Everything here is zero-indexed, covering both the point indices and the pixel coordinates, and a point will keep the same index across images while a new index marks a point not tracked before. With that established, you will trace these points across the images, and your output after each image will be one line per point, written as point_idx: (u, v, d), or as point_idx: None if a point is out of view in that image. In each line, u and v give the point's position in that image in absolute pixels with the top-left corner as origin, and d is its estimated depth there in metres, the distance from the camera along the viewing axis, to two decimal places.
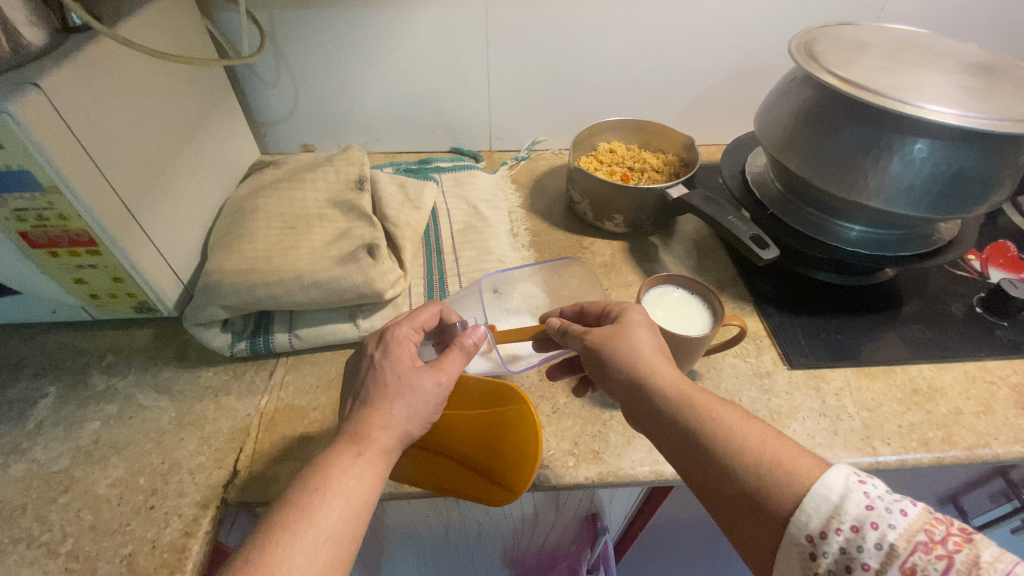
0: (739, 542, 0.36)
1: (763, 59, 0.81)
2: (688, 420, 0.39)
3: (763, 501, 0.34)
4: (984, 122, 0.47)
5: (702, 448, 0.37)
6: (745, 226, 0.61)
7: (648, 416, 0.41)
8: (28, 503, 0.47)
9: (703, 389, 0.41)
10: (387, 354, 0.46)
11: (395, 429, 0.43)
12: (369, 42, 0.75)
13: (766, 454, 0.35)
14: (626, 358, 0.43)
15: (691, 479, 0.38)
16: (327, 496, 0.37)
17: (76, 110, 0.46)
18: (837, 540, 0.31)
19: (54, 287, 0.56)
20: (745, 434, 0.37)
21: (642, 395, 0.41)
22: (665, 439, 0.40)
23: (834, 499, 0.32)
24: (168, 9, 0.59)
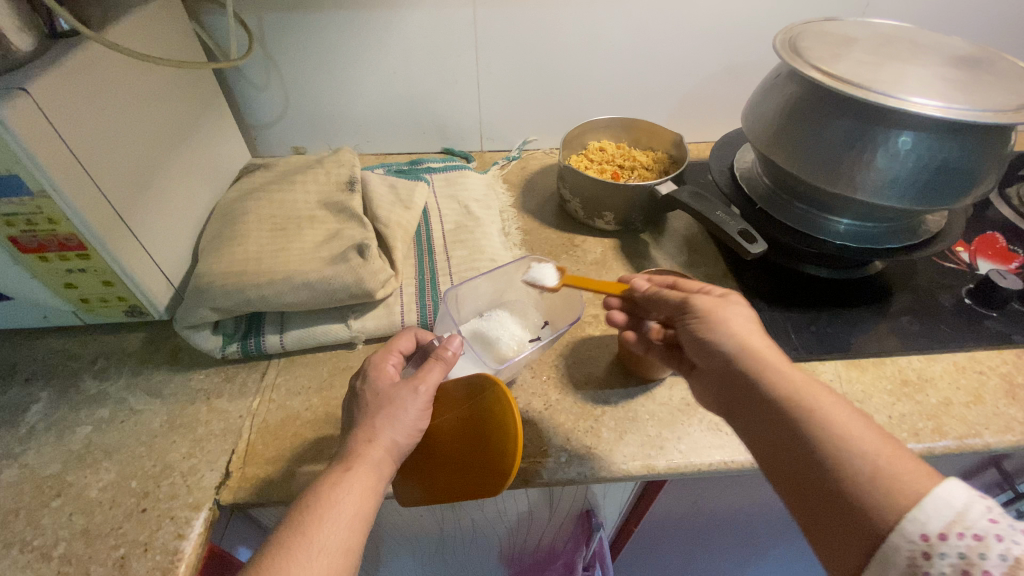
0: (821, 536, 0.34)
1: (750, 57, 0.82)
2: (792, 409, 0.36)
3: (872, 498, 0.32)
4: (965, 113, 0.47)
5: (803, 442, 0.35)
6: (733, 221, 0.61)
7: (743, 399, 0.39)
8: (20, 507, 0.47)
9: (814, 382, 0.38)
10: (366, 379, 0.47)
11: (382, 442, 0.42)
12: (358, 45, 0.75)
13: (882, 455, 0.33)
14: (734, 336, 0.41)
15: (784, 463, 0.36)
16: (323, 513, 0.38)
17: (65, 115, 0.46)
18: (957, 545, 0.29)
19: (45, 292, 0.56)
20: (861, 432, 0.34)
21: (741, 377, 0.39)
22: (758, 424, 0.38)
23: (958, 506, 0.30)
24: (155, 14, 0.60)
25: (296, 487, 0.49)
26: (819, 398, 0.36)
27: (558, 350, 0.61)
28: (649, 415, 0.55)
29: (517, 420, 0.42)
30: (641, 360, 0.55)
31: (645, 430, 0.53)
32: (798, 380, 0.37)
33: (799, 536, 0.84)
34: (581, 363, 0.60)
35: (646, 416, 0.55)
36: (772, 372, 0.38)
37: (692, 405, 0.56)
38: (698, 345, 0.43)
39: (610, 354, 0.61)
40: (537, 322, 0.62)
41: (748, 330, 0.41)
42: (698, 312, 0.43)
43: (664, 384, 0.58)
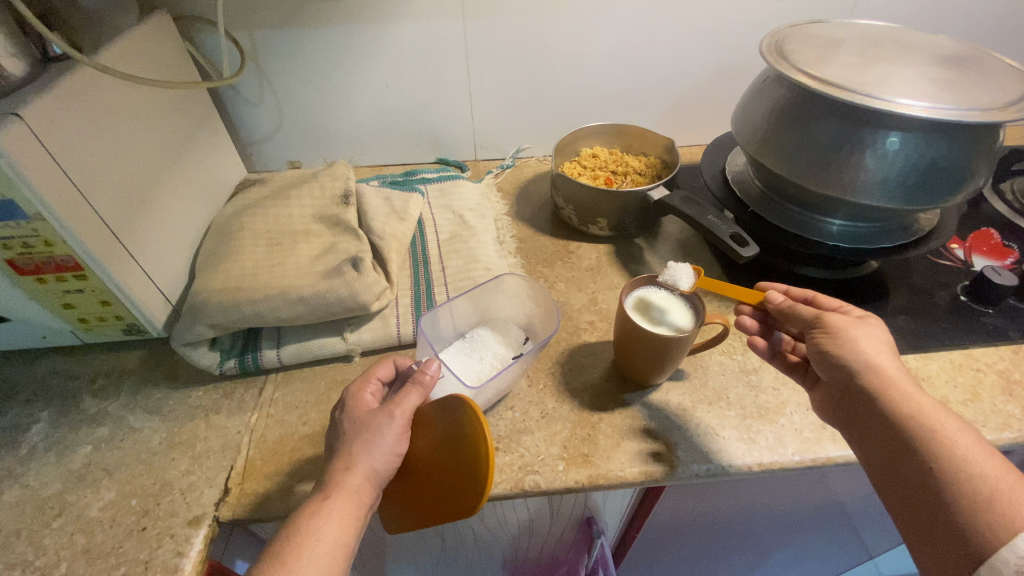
0: (924, 547, 0.35)
1: (740, 60, 0.82)
2: (913, 426, 0.37)
3: (984, 516, 0.33)
4: (951, 113, 0.48)
5: (918, 459, 0.36)
6: (724, 224, 0.62)
7: (859, 412, 0.41)
8: (21, 529, 0.47)
9: (941, 408, 0.38)
10: (344, 409, 0.48)
11: (360, 469, 0.43)
12: (349, 60, 0.76)
13: (1001, 481, 0.33)
14: (862, 355, 0.41)
15: (894, 474, 0.38)
16: (302, 542, 0.38)
17: (59, 139, 0.46)
18: None
19: (43, 313, 0.57)
20: (979, 457, 0.35)
21: (860, 393, 0.40)
22: (872, 437, 0.40)
23: None
24: (147, 34, 0.60)
25: (295, 502, 0.49)
26: (944, 422, 0.37)
27: (553, 358, 0.61)
28: (646, 421, 0.55)
29: (485, 435, 0.41)
30: (635, 367, 0.55)
31: (642, 436, 0.54)
32: (923, 401, 0.38)
33: (805, 538, 0.83)
34: (577, 370, 0.60)
35: (643, 422, 0.55)
36: (894, 390, 0.39)
37: (688, 409, 0.56)
38: (821, 359, 0.44)
39: (606, 361, 0.61)
40: (519, 338, 0.60)
41: (880, 350, 0.42)
42: (824, 324, 0.44)
43: (661, 390, 0.58)
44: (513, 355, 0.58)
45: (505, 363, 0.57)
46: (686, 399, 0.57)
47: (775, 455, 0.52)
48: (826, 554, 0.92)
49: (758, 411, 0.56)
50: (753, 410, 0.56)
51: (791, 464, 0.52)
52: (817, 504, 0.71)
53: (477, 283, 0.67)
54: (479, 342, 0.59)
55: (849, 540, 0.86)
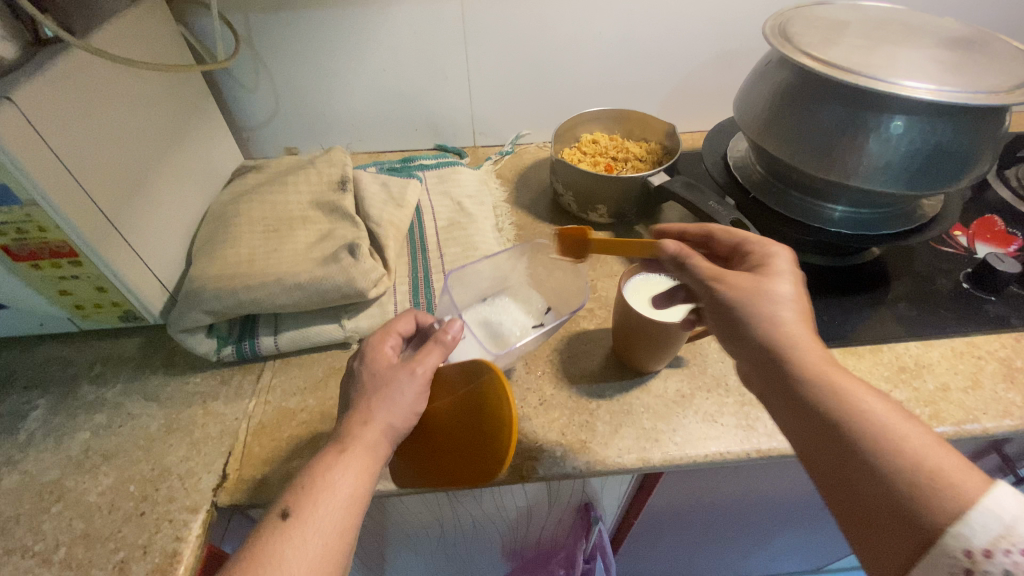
0: (861, 536, 0.33)
1: (743, 44, 0.81)
2: (834, 406, 0.35)
3: (916, 501, 0.31)
4: (958, 96, 0.47)
5: (847, 446, 0.34)
6: (725, 211, 0.61)
7: (780, 393, 0.38)
8: (21, 514, 0.47)
9: (854, 377, 0.37)
10: (363, 360, 0.47)
11: (377, 425, 0.43)
12: (345, 45, 0.75)
13: (926, 458, 0.32)
14: (773, 325, 0.39)
15: (820, 460, 0.35)
16: (318, 495, 0.39)
17: (50, 122, 0.46)
18: (1003, 561, 0.28)
19: (40, 300, 0.57)
20: (902, 432, 0.33)
21: (782, 374, 0.38)
22: (797, 421, 0.37)
23: (1010, 519, 0.29)
24: (141, 18, 0.59)
25: None
26: (862, 398, 0.35)
27: (552, 345, 0.61)
28: (644, 408, 0.55)
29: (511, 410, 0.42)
30: (633, 352, 0.55)
31: (639, 423, 0.53)
32: (837, 375, 0.36)
33: (803, 525, 0.84)
34: (576, 357, 0.60)
35: (641, 409, 0.55)
36: (812, 367, 0.37)
37: (687, 396, 0.56)
38: (734, 333, 0.41)
39: (605, 349, 0.60)
40: (541, 307, 0.61)
41: (791, 319, 0.39)
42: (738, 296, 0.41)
43: (659, 376, 0.58)
44: (535, 322, 0.58)
45: (526, 331, 0.57)
46: (684, 386, 0.57)
47: (773, 442, 0.52)
48: (823, 541, 0.93)
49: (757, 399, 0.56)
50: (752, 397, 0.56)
51: (789, 452, 0.52)
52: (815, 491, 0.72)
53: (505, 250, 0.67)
54: (502, 309, 0.59)
55: None
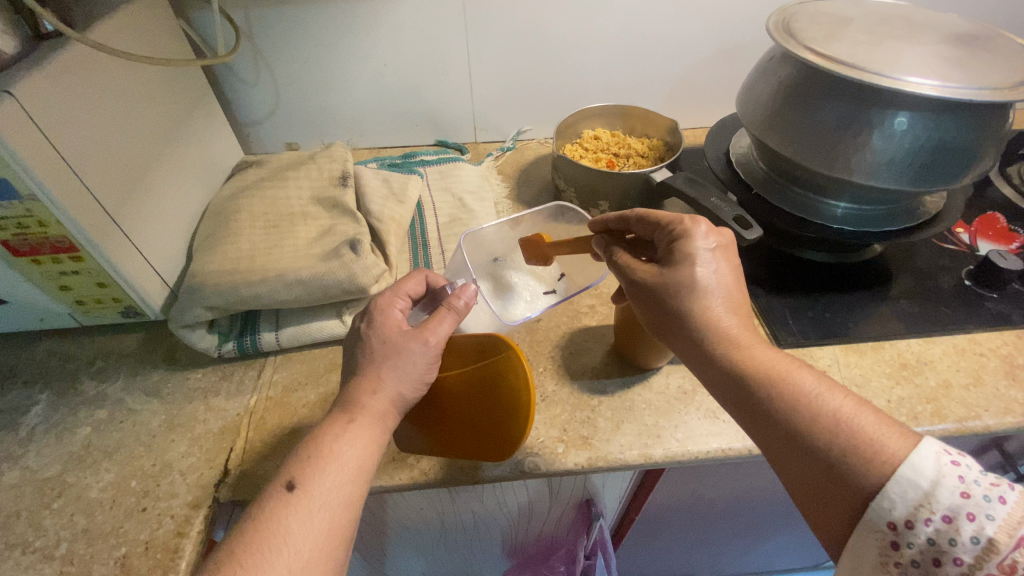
0: (814, 505, 0.36)
1: (745, 40, 0.81)
2: (769, 387, 0.38)
3: (854, 464, 0.34)
4: (963, 92, 0.46)
5: (779, 433, 0.37)
6: (728, 208, 0.60)
7: (720, 379, 0.41)
8: (22, 509, 0.47)
9: (779, 354, 0.40)
10: (373, 323, 0.47)
11: (386, 394, 0.44)
12: (346, 40, 0.75)
13: (855, 421, 0.35)
14: (702, 315, 0.42)
15: (767, 439, 0.38)
16: (324, 464, 0.39)
17: (50, 118, 0.45)
18: (925, 530, 0.31)
19: (40, 295, 0.56)
20: (831, 400, 0.37)
21: (721, 363, 0.41)
22: (739, 404, 0.40)
23: (924, 486, 0.31)
24: (141, 12, 0.59)
25: None
26: (793, 373, 0.38)
27: (553, 341, 0.61)
28: (646, 405, 0.55)
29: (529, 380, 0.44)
30: (635, 348, 0.55)
31: (641, 419, 0.53)
32: (766, 357, 0.40)
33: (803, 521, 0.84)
34: (577, 354, 0.59)
35: (643, 405, 0.55)
36: (744, 352, 0.40)
37: (689, 393, 0.56)
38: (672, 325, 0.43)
39: (606, 345, 0.60)
40: (554, 273, 0.63)
41: (716, 304, 0.42)
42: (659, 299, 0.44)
43: (661, 373, 0.58)
44: (546, 288, 0.61)
45: (538, 297, 0.60)
46: (687, 382, 0.57)
47: None
48: None
49: None
50: None
51: None
52: None
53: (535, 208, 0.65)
54: (517, 274, 0.61)
55: None
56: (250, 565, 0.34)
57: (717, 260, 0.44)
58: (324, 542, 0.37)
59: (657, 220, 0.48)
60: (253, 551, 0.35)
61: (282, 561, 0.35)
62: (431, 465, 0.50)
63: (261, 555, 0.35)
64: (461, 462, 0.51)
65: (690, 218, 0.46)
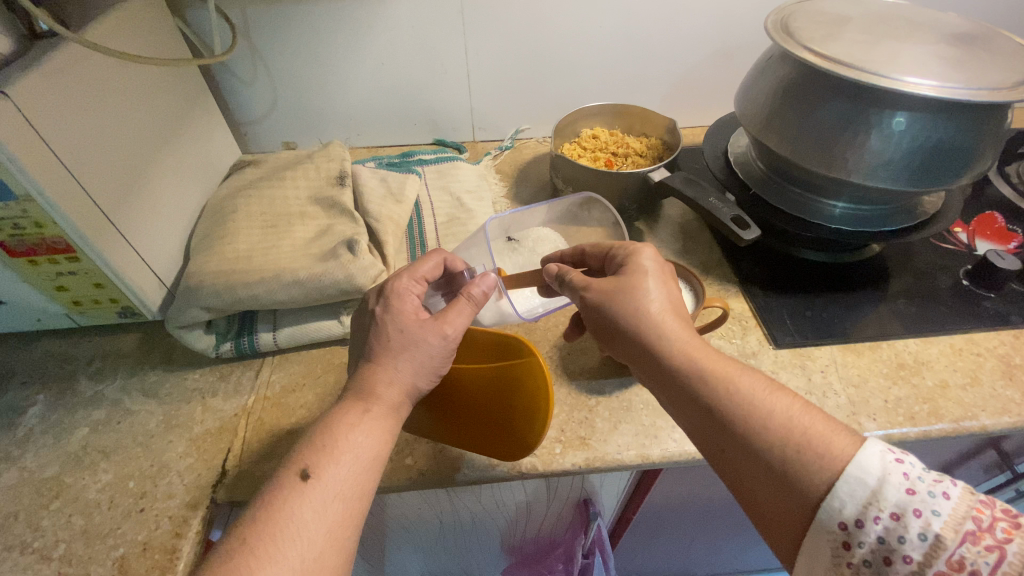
0: (761, 511, 0.36)
1: (744, 39, 0.80)
2: (713, 391, 0.39)
3: (800, 468, 0.35)
4: (961, 92, 0.46)
5: (729, 436, 0.38)
6: (726, 208, 0.61)
7: (666, 383, 0.42)
8: (19, 510, 0.47)
9: (723, 356, 0.41)
10: (390, 306, 0.47)
11: (401, 385, 0.44)
12: (343, 38, 0.74)
13: (797, 423, 0.36)
14: (645, 320, 0.43)
15: (715, 445, 0.39)
16: (338, 455, 0.39)
17: (46, 118, 0.45)
18: (875, 529, 0.31)
19: (36, 296, 0.56)
20: (772, 403, 0.37)
21: (668, 368, 0.41)
22: (685, 409, 0.41)
23: (871, 484, 0.32)
24: (137, 11, 0.59)
25: None
26: (737, 376, 0.39)
27: (551, 342, 0.61)
28: (644, 405, 0.55)
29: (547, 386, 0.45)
30: None
31: (639, 420, 0.53)
32: (710, 359, 0.41)
33: None
34: (575, 354, 0.60)
35: (641, 405, 0.55)
36: (691, 355, 0.41)
37: None
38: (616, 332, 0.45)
39: None
40: None
41: (662, 311, 0.44)
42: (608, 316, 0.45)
43: None
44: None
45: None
46: None
47: None
48: None
49: None
50: None
51: None
52: None
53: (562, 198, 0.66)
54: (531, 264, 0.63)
55: None
56: (265, 554, 0.34)
57: (660, 274, 0.46)
58: (339, 533, 0.37)
59: (608, 246, 0.51)
60: (267, 540, 0.35)
61: (295, 552, 0.35)
62: (429, 466, 0.50)
63: (275, 543, 0.35)
64: (460, 462, 0.51)
65: (635, 245, 0.48)
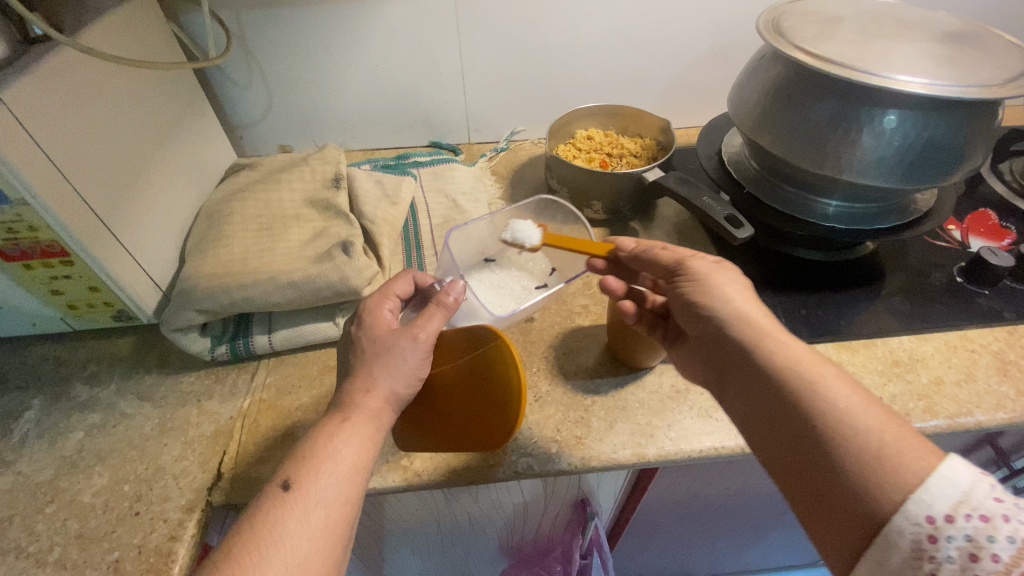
0: (819, 514, 0.34)
1: (738, 39, 0.81)
2: (792, 381, 0.37)
3: (877, 477, 0.32)
4: (952, 88, 0.47)
5: (800, 427, 0.36)
6: (720, 207, 0.61)
7: (740, 369, 0.41)
8: (14, 514, 0.47)
9: (815, 356, 0.39)
10: (363, 322, 0.48)
11: (380, 392, 0.44)
12: (337, 40, 0.75)
13: (885, 434, 0.34)
14: (729, 305, 0.43)
15: (782, 436, 0.37)
16: (320, 464, 0.39)
17: (40, 124, 0.45)
18: (964, 526, 0.30)
19: (31, 300, 0.56)
20: (859, 409, 0.35)
21: (745, 354, 0.41)
22: (756, 395, 0.39)
23: (962, 485, 0.31)
24: (130, 16, 0.59)
25: None
26: (825, 375, 0.37)
27: (547, 342, 0.61)
28: (639, 404, 0.55)
29: (518, 375, 0.43)
30: (629, 347, 0.55)
31: (635, 419, 0.53)
32: (798, 354, 0.39)
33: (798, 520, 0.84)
34: (570, 353, 0.60)
35: (636, 404, 0.55)
36: (775, 348, 0.40)
37: (682, 392, 0.56)
38: (693, 314, 0.45)
39: (600, 344, 0.61)
40: (545, 269, 0.63)
41: (750, 304, 0.43)
42: (697, 304, 0.44)
43: (654, 372, 0.58)
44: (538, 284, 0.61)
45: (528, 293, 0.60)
46: (679, 381, 0.57)
47: None
48: None
49: None
50: None
51: None
52: None
53: (516, 204, 0.66)
54: (506, 269, 0.62)
55: None
56: (247, 564, 0.34)
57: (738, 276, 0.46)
58: (325, 539, 0.37)
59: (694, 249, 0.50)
60: (253, 550, 0.35)
61: (280, 559, 0.35)
62: (425, 466, 0.50)
63: (259, 552, 0.35)
64: (456, 463, 0.51)
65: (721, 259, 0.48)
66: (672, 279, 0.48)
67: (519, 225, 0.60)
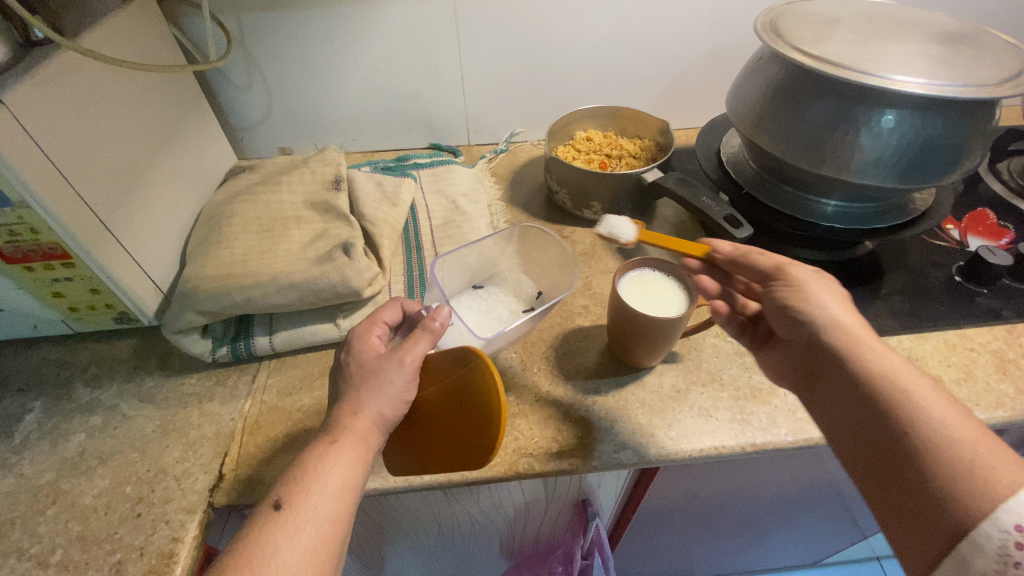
0: (899, 520, 0.33)
1: (737, 40, 0.81)
2: (881, 388, 0.36)
3: (965, 488, 0.31)
4: (948, 89, 0.47)
5: (887, 432, 0.35)
6: (717, 206, 0.62)
7: (830, 373, 0.40)
8: (16, 516, 0.47)
9: (915, 368, 0.37)
10: (351, 350, 0.48)
11: (368, 414, 0.43)
12: (337, 42, 0.75)
13: (979, 448, 0.32)
14: (827, 312, 0.41)
15: (868, 441, 0.36)
16: (309, 483, 0.39)
17: (42, 127, 0.45)
18: None
19: (33, 302, 0.56)
20: (952, 421, 0.33)
21: (834, 359, 0.39)
22: (843, 400, 0.38)
23: None
24: (131, 18, 0.59)
25: None
26: (918, 386, 0.36)
27: (547, 342, 0.61)
28: (639, 404, 0.55)
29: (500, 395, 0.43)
30: (628, 348, 0.55)
31: (635, 419, 0.54)
32: (895, 364, 0.37)
33: (798, 519, 0.84)
34: (570, 354, 0.60)
35: (636, 404, 0.55)
36: (867, 355, 0.38)
37: (682, 392, 0.56)
38: (784, 318, 0.44)
39: (600, 344, 0.61)
40: (531, 293, 0.62)
41: (846, 312, 0.41)
42: (791, 309, 0.43)
43: (654, 372, 0.58)
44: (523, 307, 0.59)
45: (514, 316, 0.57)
46: (679, 381, 0.57)
47: (768, 435, 0.52)
48: (818, 535, 0.93)
49: (751, 393, 0.56)
50: (746, 391, 0.56)
51: (783, 445, 0.52)
52: (809, 486, 0.72)
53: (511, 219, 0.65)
54: (494, 292, 0.61)
55: (841, 522, 0.88)
56: None
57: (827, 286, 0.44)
58: (317, 555, 0.37)
59: None
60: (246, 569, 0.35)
61: None
62: None
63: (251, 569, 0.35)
64: None
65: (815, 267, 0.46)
66: (766, 284, 0.46)
67: (615, 222, 0.59)
